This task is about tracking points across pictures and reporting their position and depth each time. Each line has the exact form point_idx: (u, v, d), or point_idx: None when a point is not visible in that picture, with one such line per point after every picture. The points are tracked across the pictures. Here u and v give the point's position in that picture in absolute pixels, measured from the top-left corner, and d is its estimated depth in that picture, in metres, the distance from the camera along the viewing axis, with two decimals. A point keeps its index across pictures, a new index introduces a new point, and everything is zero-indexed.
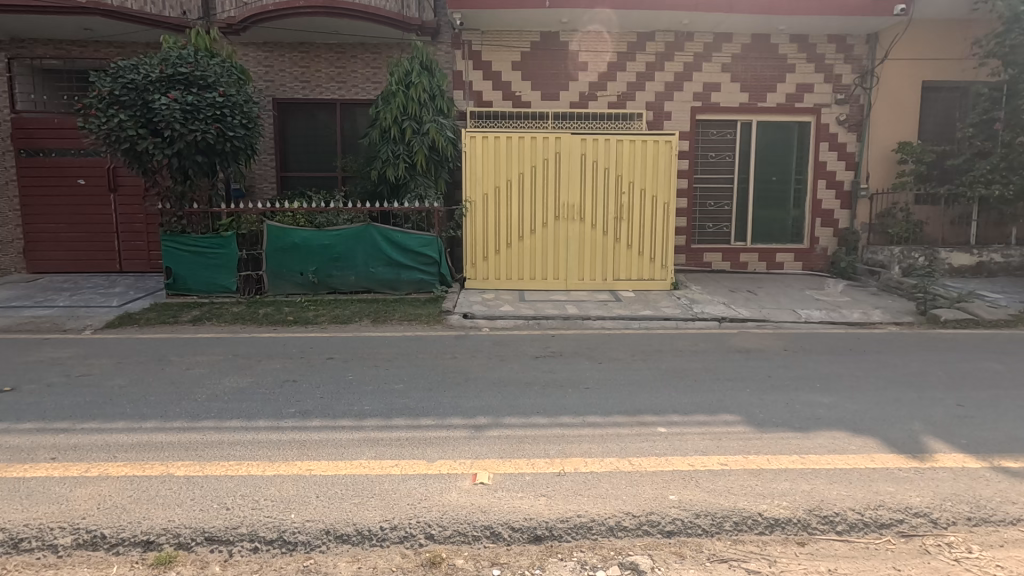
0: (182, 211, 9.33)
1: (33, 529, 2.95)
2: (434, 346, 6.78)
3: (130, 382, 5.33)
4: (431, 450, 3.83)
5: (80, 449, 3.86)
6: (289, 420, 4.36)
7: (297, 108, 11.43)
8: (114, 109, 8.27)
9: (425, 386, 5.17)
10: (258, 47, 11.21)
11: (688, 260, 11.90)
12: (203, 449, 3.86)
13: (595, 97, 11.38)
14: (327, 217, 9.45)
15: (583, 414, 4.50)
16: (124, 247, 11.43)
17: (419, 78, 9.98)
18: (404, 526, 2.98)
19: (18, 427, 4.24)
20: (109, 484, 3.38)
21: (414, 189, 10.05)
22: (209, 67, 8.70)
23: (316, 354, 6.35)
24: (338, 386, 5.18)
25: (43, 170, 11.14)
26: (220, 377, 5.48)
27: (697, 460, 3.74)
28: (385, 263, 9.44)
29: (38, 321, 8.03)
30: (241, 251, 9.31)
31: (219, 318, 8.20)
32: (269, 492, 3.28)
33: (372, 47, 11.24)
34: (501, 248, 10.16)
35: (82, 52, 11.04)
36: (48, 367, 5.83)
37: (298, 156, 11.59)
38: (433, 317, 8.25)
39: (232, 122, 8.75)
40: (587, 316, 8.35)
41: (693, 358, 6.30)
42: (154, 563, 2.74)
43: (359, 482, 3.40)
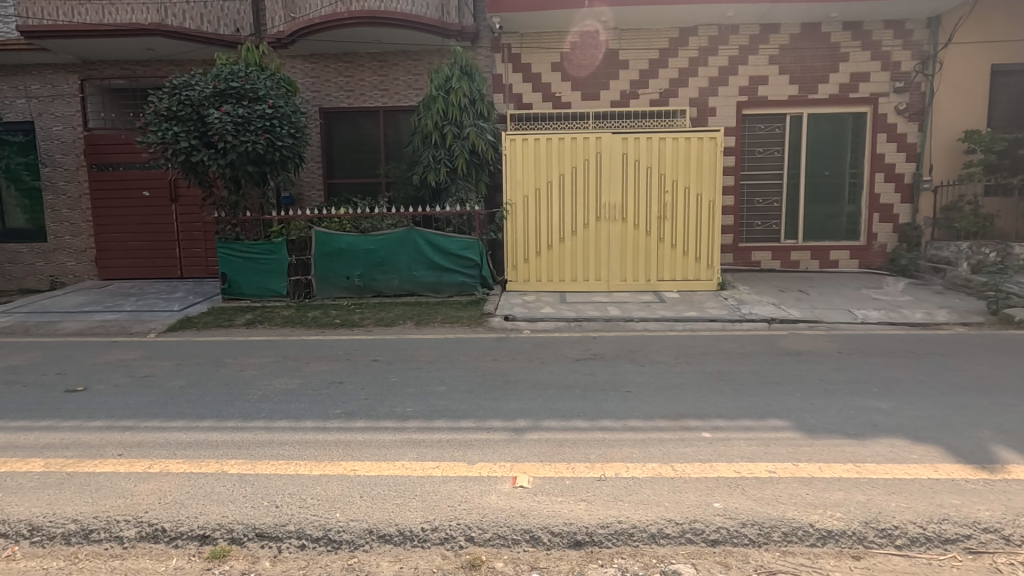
0: (235, 219, 9.71)
1: (102, 521, 3.14)
2: (474, 348, 6.85)
3: (189, 383, 5.62)
4: (471, 452, 3.86)
5: (143, 446, 4.09)
6: (336, 421, 4.50)
7: (342, 116, 11.77)
8: (172, 124, 8.73)
9: (466, 389, 5.22)
10: (305, 59, 11.60)
11: (735, 260, 11.54)
12: (255, 448, 4.02)
13: (636, 95, 11.22)
14: (371, 222, 9.68)
15: (625, 418, 4.43)
16: (184, 254, 12.06)
17: (459, 83, 10.12)
18: (444, 527, 3.01)
19: (89, 424, 4.54)
20: (168, 480, 3.57)
21: (455, 193, 10.14)
22: (259, 80, 9.11)
23: (361, 356, 6.53)
24: (382, 387, 5.31)
25: (111, 183, 11.89)
26: (270, 378, 5.70)
27: (744, 467, 3.62)
28: (427, 267, 9.60)
29: (107, 325, 8.57)
30: (290, 256, 9.65)
31: (270, 321, 8.54)
32: (316, 491, 3.39)
33: (413, 54, 11.46)
34: (542, 250, 10.14)
35: (146, 71, 11.73)
36: (116, 369, 6.22)
37: (343, 163, 11.93)
38: (474, 319, 8.32)
39: (281, 132, 9.12)
40: (630, 317, 8.24)
41: (740, 361, 6.10)
42: (209, 557, 2.87)
43: (401, 482, 3.47)
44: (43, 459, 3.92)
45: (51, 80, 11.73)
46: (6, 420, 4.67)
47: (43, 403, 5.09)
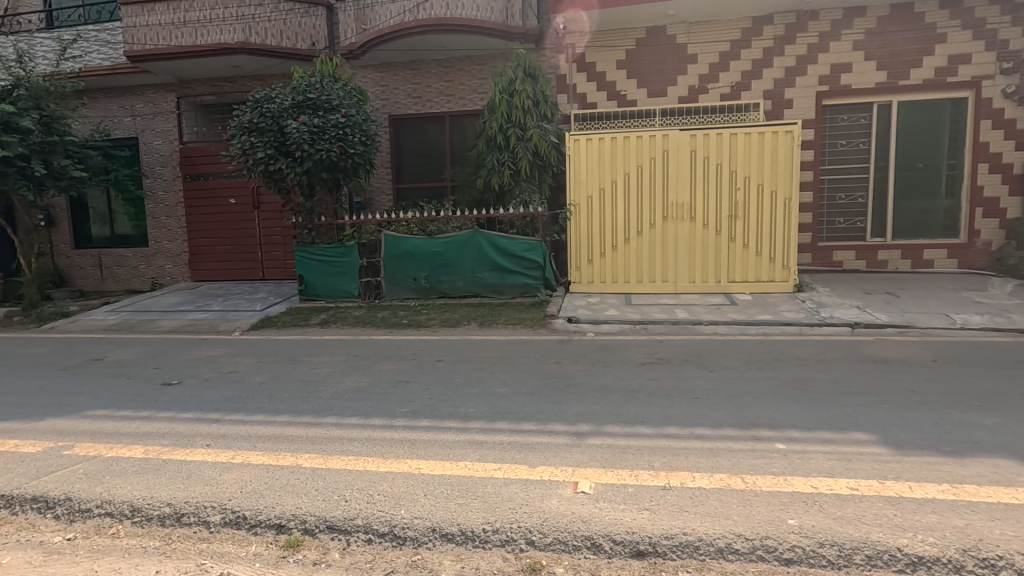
0: (311, 224, 10.23)
1: (192, 506, 3.40)
2: (537, 350, 6.85)
3: (268, 379, 5.98)
4: (533, 455, 3.86)
5: (227, 438, 4.39)
6: (401, 419, 4.64)
7: (410, 122, 12.13)
8: (255, 136, 9.33)
9: (527, 391, 5.24)
10: (375, 69, 12.04)
11: (814, 260, 10.86)
12: (326, 443, 4.21)
13: (706, 89, 10.82)
14: (438, 225, 9.93)
15: (691, 426, 4.28)
16: (266, 258, 12.86)
17: (523, 85, 10.18)
18: (505, 529, 3.03)
19: (182, 415, 4.94)
20: (249, 471, 3.81)
21: (519, 195, 10.18)
22: (333, 90, 9.58)
23: (427, 356, 6.69)
24: (446, 388, 5.41)
25: (203, 192, 12.87)
26: (342, 376, 5.96)
27: (822, 482, 3.40)
28: (491, 269, 9.70)
29: (198, 323, 9.27)
30: (361, 259, 10.05)
31: (343, 321, 8.94)
32: (382, 488, 3.50)
33: (478, 58, 11.63)
34: (606, 251, 9.99)
35: (233, 87, 12.62)
36: (205, 365, 6.72)
37: (411, 168, 12.27)
38: (537, 321, 8.32)
39: (353, 140, 9.58)
40: (698, 320, 7.96)
41: (819, 368, 5.73)
42: (285, 546, 3.04)
43: (463, 483, 3.52)
44: (143, 446, 4.31)
45: (152, 99, 12.87)
46: (113, 409, 5.17)
47: (143, 395, 5.59)
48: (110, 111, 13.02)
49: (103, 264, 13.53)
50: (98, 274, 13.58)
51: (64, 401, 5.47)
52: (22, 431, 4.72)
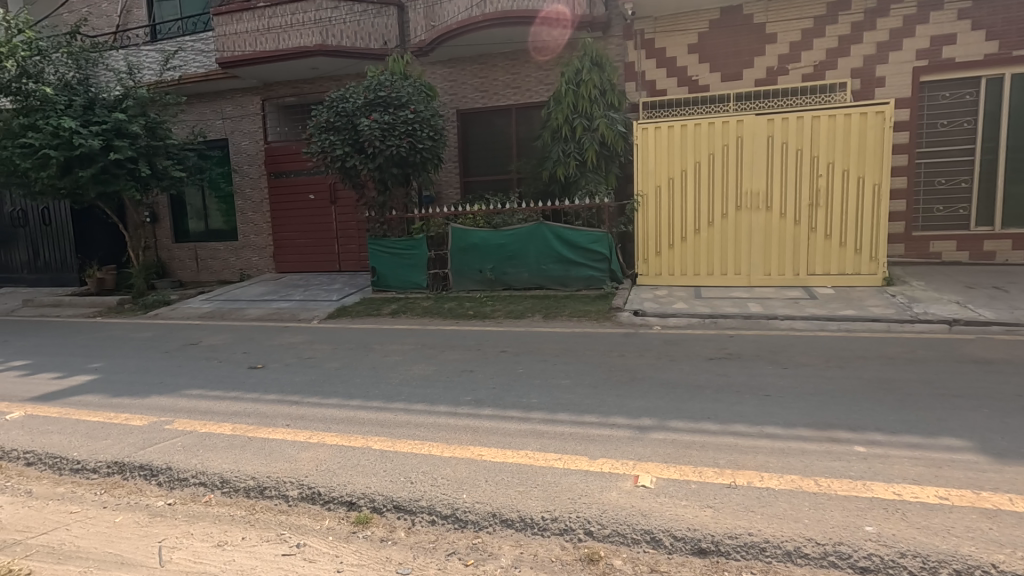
0: (383, 218, 10.63)
1: (273, 481, 3.68)
2: (601, 343, 6.80)
3: (343, 365, 6.33)
4: (594, 448, 3.85)
5: (304, 419, 4.70)
6: (466, 407, 4.78)
7: (477, 116, 12.29)
8: (331, 134, 9.79)
9: (590, 383, 5.22)
10: (444, 64, 12.28)
11: (907, 251, 10.02)
12: (394, 428, 4.40)
13: (786, 71, 10.21)
14: (503, 218, 10.03)
15: (760, 424, 4.12)
16: (342, 250, 13.53)
17: (590, 75, 10.03)
18: (564, 518, 3.05)
19: (265, 396, 5.33)
20: (324, 450, 4.06)
21: (584, 186, 10.07)
22: (403, 87, 9.88)
23: (491, 347, 6.81)
24: (509, 378, 5.51)
25: (285, 189, 13.70)
26: (410, 364, 6.19)
27: (906, 489, 3.17)
28: (556, 261, 9.69)
29: (281, 312, 9.91)
30: (429, 251, 10.35)
31: (412, 311, 9.26)
32: (446, 472, 3.62)
33: (544, 49, 11.59)
34: (675, 243, 9.71)
35: (312, 88, 13.30)
36: (286, 350, 7.20)
37: (478, 161, 12.44)
38: (602, 314, 8.24)
39: (421, 135, 9.88)
40: (773, 315, 7.58)
41: (908, 368, 5.31)
42: (355, 522, 3.22)
43: (524, 471, 3.58)
44: (231, 423, 4.69)
45: (240, 103, 13.81)
46: (206, 389, 5.66)
47: (234, 376, 6.08)
48: (204, 115, 14.09)
49: (199, 256, 14.71)
50: (194, 266, 14.78)
51: (166, 381, 6.05)
52: (131, 406, 5.27)
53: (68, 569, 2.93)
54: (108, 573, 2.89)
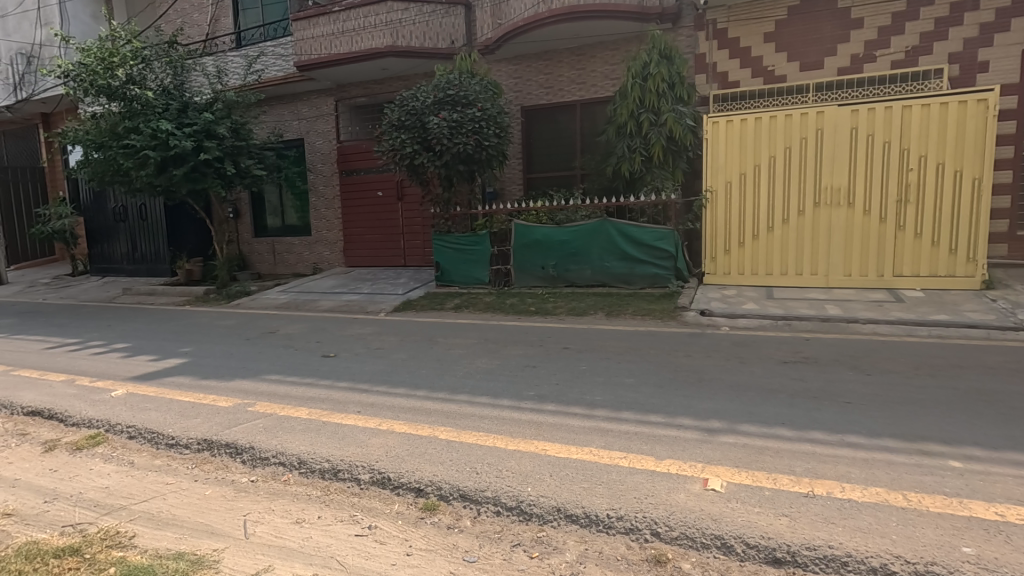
0: (447, 214, 10.84)
1: (346, 464, 3.84)
2: (666, 342, 6.64)
3: (409, 356, 6.53)
4: (659, 448, 3.77)
5: (374, 406, 4.88)
6: (529, 401, 4.80)
7: (541, 113, 12.28)
8: (400, 132, 10.06)
9: (655, 383, 5.12)
10: (509, 61, 12.33)
11: (1010, 251, 9.13)
12: (459, 419, 4.50)
13: (873, 57, 9.55)
14: (566, 215, 10.00)
15: (841, 432, 3.89)
16: (407, 245, 13.93)
17: (658, 68, 9.76)
18: (630, 517, 3.01)
19: (338, 384, 5.59)
20: (393, 437, 4.20)
21: (650, 182, 9.84)
22: (470, 86, 10.06)
23: (554, 343, 6.80)
24: (572, 374, 5.50)
25: (356, 186, 14.25)
26: (474, 358, 6.29)
27: (1010, 510, 2.90)
28: (620, 258, 9.54)
29: (350, 305, 10.33)
30: (492, 247, 10.45)
31: (475, 306, 9.41)
32: (510, 465, 3.65)
33: (611, 43, 11.41)
34: (746, 241, 9.31)
35: (382, 88, 13.73)
36: (356, 341, 7.50)
37: (541, 158, 12.42)
38: (667, 312, 8.05)
39: (487, 133, 10.02)
40: (852, 318, 7.14)
41: (1011, 379, 4.86)
42: (423, 508, 3.33)
43: (588, 467, 3.55)
44: (307, 408, 4.94)
45: (315, 104, 14.46)
46: (283, 375, 6.00)
47: (308, 364, 6.41)
48: (282, 116, 14.87)
49: (275, 250, 15.54)
50: (271, 259, 15.64)
51: (248, 366, 6.46)
52: (218, 388, 5.67)
53: (166, 534, 3.18)
54: (200, 540, 3.12)
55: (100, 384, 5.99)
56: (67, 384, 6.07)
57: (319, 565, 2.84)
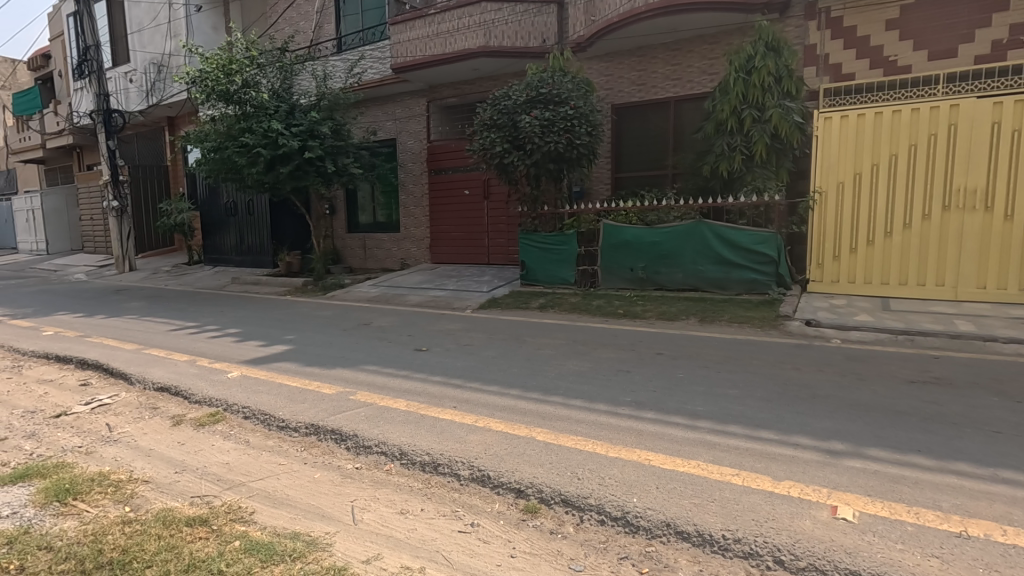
0: (535, 213, 10.84)
1: (446, 458, 3.89)
2: (770, 353, 6.23)
3: (499, 354, 6.55)
4: (776, 467, 3.50)
5: (469, 402, 4.91)
6: (626, 408, 4.64)
7: (633, 110, 11.96)
8: (491, 131, 10.14)
9: (762, 396, 4.80)
10: (601, 59, 12.12)
11: None
12: (556, 421, 4.42)
13: (1018, 43, 8.46)
14: (658, 215, 9.69)
15: (991, 465, 3.43)
16: (492, 243, 14.09)
17: (764, 61, 9.19)
18: (748, 541, 2.80)
19: (432, 377, 5.71)
20: (490, 435, 4.20)
21: (751, 182, 9.30)
22: (563, 85, 10.02)
23: (647, 348, 6.57)
24: (669, 382, 5.26)
25: (444, 185, 14.60)
26: (565, 360, 6.21)
27: None
28: (715, 262, 9.08)
29: (438, 300, 10.58)
30: (579, 247, 10.31)
31: (560, 306, 9.32)
32: (613, 473, 3.53)
33: (710, 37, 10.91)
34: (859, 246, 8.57)
35: (473, 89, 13.95)
36: (445, 337, 7.63)
37: (631, 157, 12.11)
38: (768, 321, 7.57)
39: (580, 131, 9.90)
40: (989, 335, 6.38)
41: None
42: (525, 510, 3.28)
43: (698, 482, 3.36)
44: (405, 400, 5.06)
45: (408, 105, 14.95)
46: (380, 366, 6.22)
47: (402, 357, 6.59)
48: (377, 117, 15.50)
49: (366, 245, 16.24)
50: (363, 254, 16.33)
51: (347, 356, 6.75)
52: (322, 375, 5.96)
53: (282, 513, 3.34)
54: (313, 522, 3.24)
55: (218, 365, 6.50)
56: (190, 364, 6.62)
57: (426, 559, 2.86)
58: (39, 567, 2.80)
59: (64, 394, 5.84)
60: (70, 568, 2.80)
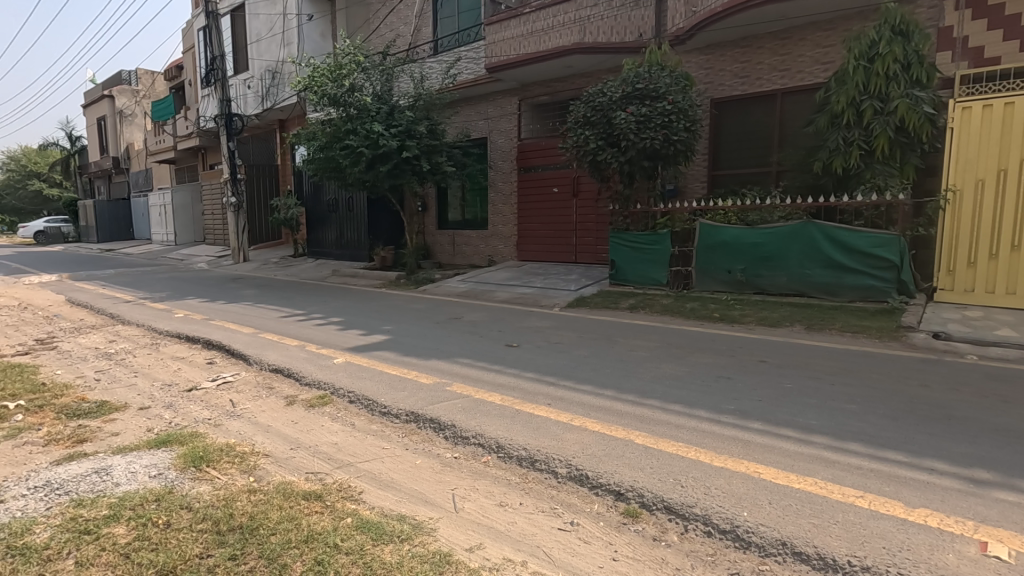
0: (626, 211, 10.61)
1: (543, 455, 3.88)
2: (890, 366, 5.68)
3: (590, 354, 6.48)
4: (908, 492, 3.18)
5: (563, 401, 4.89)
6: (730, 417, 4.41)
7: (735, 105, 11.38)
8: (585, 128, 10.02)
9: (884, 413, 4.39)
10: (701, 52, 11.64)
11: None
12: (654, 425, 4.30)
13: None
14: (760, 215, 9.17)
15: None
16: (579, 242, 13.97)
17: (890, 47, 8.38)
18: (880, 571, 2.55)
19: (525, 373, 5.75)
20: (587, 435, 4.16)
21: (869, 180, 8.54)
22: (661, 79, 9.72)
23: (748, 355, 6.22)
24: (775, 392, 4.94)
25: (534, 183, 14.68)
26: (659, 362, 6.02)
27: None
28: (824, 266, 8.43)
29: (525, 298, 10.64)
30: (673, 247, 9.97)
31: (651, 308, 9.06)
32: (719, 483, 3.37)
33: (825, 24, 10.15)
34: (1001, 252, 7.65)
35: (565, 86, 13.89)
36: (535, 334, 7.66)
37: (731, 153, 11.52)
38: (887, 331, 6.91)
39: (677, 126, 9.56)
40: None
41: None
42: (625, 513, 3.20)
43: (817, 502, 3.11)
44: (500, 395, 5.13)
45: (500, 104, 15.16)
46: (473, 360, 6.35)
47: (494, 352, 6.69)
48: (470, 116, 15.84)
49: (455, 242, 16.66)
50: (451, 250, 16.78)
51: (441, 348, 6.96)
52: (418, 366, 6.18)
53: (388, 495, 3.49)
54: (417, 506, 3.36)
55: (324, 351, 6.93)
56: (300, 349, 7.11)
57: (527, 553, 2.87)
58: (182, 524, 3.11)
59: (194, 370, 6.48)
60: (208, 527, 3.08)
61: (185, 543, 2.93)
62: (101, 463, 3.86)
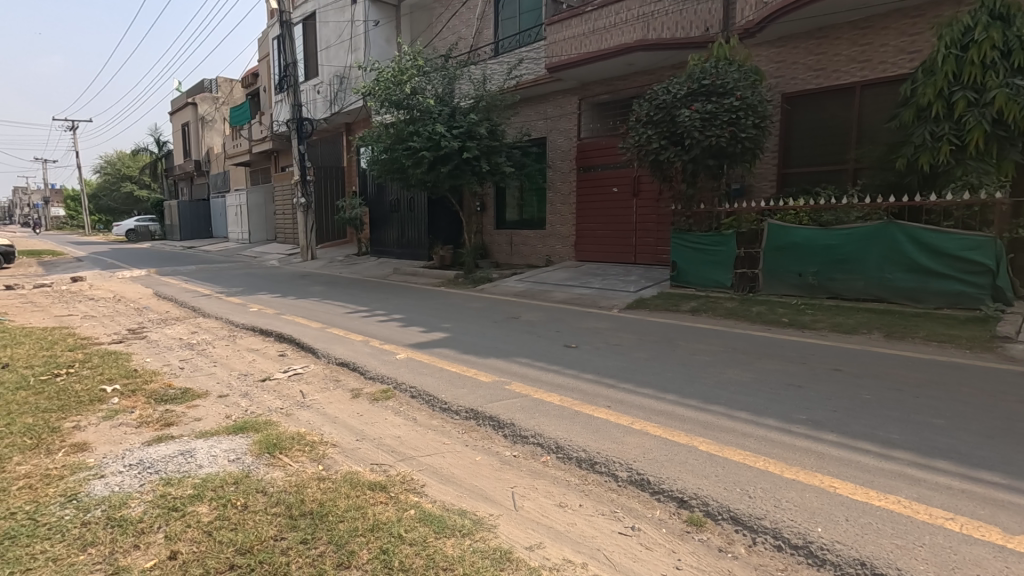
0: (690, 211, 10.33)
1: (603, 458, 3.84)
2: (982, 379, 5.24)
3: (650, 356, 6.35)
4: (1006, 517, 2.92)
5: (623, 403, 4.82)
6: (801, 427, 4.20)
7: (808, 99, 10.83)
8: (647, 127, 9.82)
9: (977, 430, 4.05)
10: (771, 44, 11.16)
11: None
12: (718, 432, 4.16)
13: None
14: (836, 215, 8.73)
15: None
16: (639, 242, 13.72)
17: (987, 33, 7.73)
18: None
19: (583, 374, 5.70)
20: (648, 439, 4.07)
21: (961, 177, 7.90)
22: (728, 74, 9.39)
23: (820, 362, 5.91)
24: (851, 403, 4.66)
25: (593, 183, 14.54)
26: (724, 367, 5.81)
27: None
28: (907, 269, 7.88)
29: (583, 298, 10.55)
30: (739, 248, 9.61)
31: (715, 311, 8.76)
32: (790, 496, 3.21)
33: (911, 11, 9.48)
34: None
35: (627, 84, 13.67)
36: (594, 335, 7.58)
37: (803, 150, 10.96)
38: (980, 341, 6.38)
39: (745, 123, 9.22)
40: None
41: None
42: (688, 522, 3.11)
43: (900, 522, 2.91)
44: (558, 395, 5.12)
45: (560, 103, 15.12)
46: (531, 359, 6.36)
47: (552, 352, 6.68)
48: (529, 116, 15.88)
49: (513, 241, 16.75)
50: (509, 250, 16.89)
51: (499, 347, 7.02)
52: (477, 363, 6.26)
53: (448, 490, 3.55)
54: (478, 502, 3.40)
55: (387, 347, 7.14)
56: (364, 344, 7.36)
57: (587, 555, 2.84)
58: (258, 506, 3.28)
59: (268, 362, 6.84)
60: (281, 510, 3.24)
61: (261, 525, 3.10)
62: (186, 446, 4.14)
